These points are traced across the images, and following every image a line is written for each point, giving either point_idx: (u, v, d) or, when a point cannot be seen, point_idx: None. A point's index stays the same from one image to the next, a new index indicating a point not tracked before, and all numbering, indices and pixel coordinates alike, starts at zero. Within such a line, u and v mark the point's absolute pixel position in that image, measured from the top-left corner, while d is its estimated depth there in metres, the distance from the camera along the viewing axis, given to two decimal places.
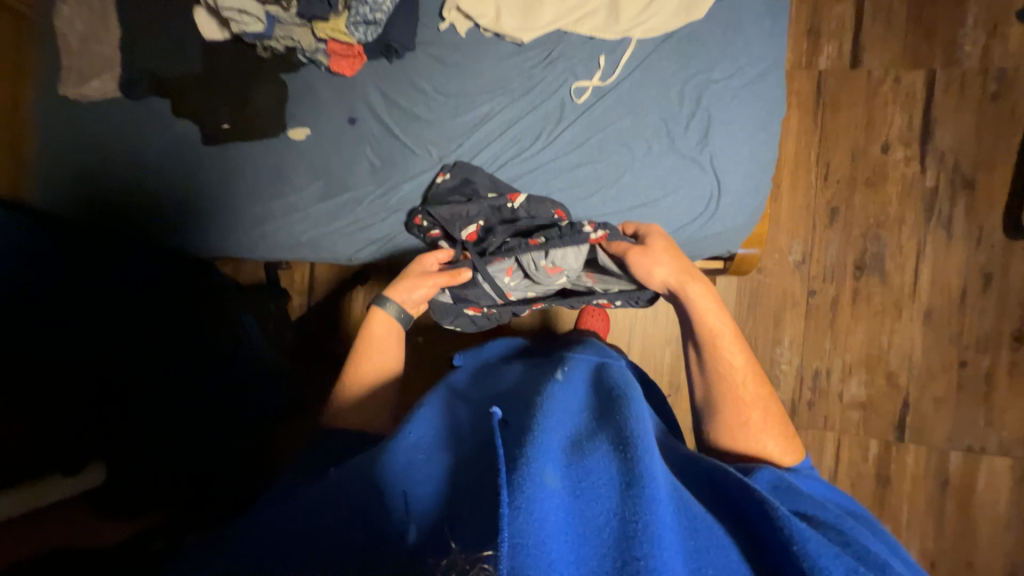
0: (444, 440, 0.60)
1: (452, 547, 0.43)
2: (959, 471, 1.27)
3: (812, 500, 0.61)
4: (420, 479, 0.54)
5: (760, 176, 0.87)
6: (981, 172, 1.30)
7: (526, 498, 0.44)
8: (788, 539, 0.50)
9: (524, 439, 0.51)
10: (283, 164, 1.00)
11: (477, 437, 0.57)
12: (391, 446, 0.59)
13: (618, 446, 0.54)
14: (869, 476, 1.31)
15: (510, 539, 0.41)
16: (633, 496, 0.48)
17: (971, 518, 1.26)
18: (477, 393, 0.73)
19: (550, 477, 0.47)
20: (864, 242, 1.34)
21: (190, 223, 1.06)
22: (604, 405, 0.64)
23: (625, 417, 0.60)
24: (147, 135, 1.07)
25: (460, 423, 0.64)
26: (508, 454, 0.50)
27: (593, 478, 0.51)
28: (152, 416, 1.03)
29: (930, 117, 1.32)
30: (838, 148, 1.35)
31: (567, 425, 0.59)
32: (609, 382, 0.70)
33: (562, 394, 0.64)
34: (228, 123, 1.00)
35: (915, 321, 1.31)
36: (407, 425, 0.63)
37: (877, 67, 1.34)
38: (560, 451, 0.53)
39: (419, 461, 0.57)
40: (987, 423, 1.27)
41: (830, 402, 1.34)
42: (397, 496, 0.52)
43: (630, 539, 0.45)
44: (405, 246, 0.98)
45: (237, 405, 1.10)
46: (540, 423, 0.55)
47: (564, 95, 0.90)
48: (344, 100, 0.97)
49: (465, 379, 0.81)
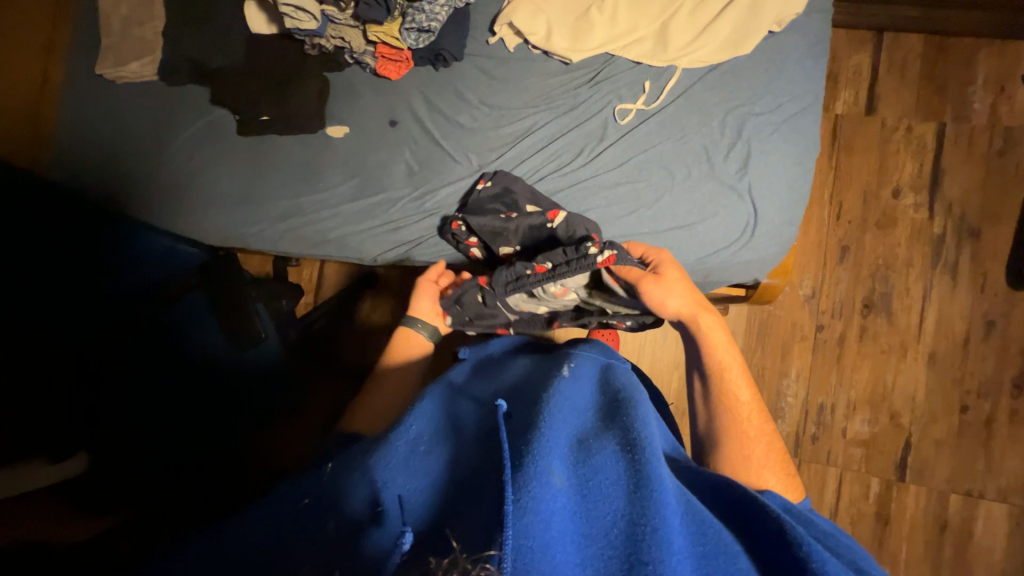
0: (449, 433, 0.57)
1: (452, 547, 0.41)
2: (958, 515, 1.28)
3: (813, 521, 0.60)
4: (421, 474, 0.52)
5: (795, 208, 0.89)
6: (986, 223, 1.35)
7: (532, 497, 0.43)
8: (793, 544, 0.48)
9: (530, 436, 0.51)
10: (319, 160, 1.01)
11: (476, 425, 0.55)
12: (390, 438, 0.56)
13: (626, 447, 0.54)
14: (870, 515, 1.31)
15: (515, 540, 0.39)
16: (641, 498, 0.47)
17: (969, 564, 1.26)
18: (479, 385, 0.71)
19: (556, 476, 0.47)
20: (872, 281, 1.37)
21: (214, 210, 1.05)
22: (610, 405, 0.63)
23: (632, 419, 0.59)
24: (178, 121, 1.07)
25: (463, 413, 0.61)
26: (513, 448, 0.50)
27: (599, 478, 0.50)
28: (147, 411, 1.01)
29: (939, 166, 1.37)
30: (851, 189, 1.40)
31: (573, 423, 0.58)
32: (614, 383, 0.70)
33: (569, 391, 0.63)
34: (267, 115, 1.01)
35: (919, 362, 1.33)
36: (409, 415, 0.61)
37: (891, 115, 1.40)
38: (566, 449, 0.52)
39: (419, 454, 0.55)
40: (986, 468, 1.28)
41: (834, 437, 1.34)
42: (393, 493, 0.50)
43: (637, 542, 0.44)
44: (428, 249, 0.99)
45: (226, 399, 1.06)
46: (546, 419, 0.54)
47: (607, 115, 0.93)
48: (388, 102, 0.99)
49: (465, 371, 0.77)
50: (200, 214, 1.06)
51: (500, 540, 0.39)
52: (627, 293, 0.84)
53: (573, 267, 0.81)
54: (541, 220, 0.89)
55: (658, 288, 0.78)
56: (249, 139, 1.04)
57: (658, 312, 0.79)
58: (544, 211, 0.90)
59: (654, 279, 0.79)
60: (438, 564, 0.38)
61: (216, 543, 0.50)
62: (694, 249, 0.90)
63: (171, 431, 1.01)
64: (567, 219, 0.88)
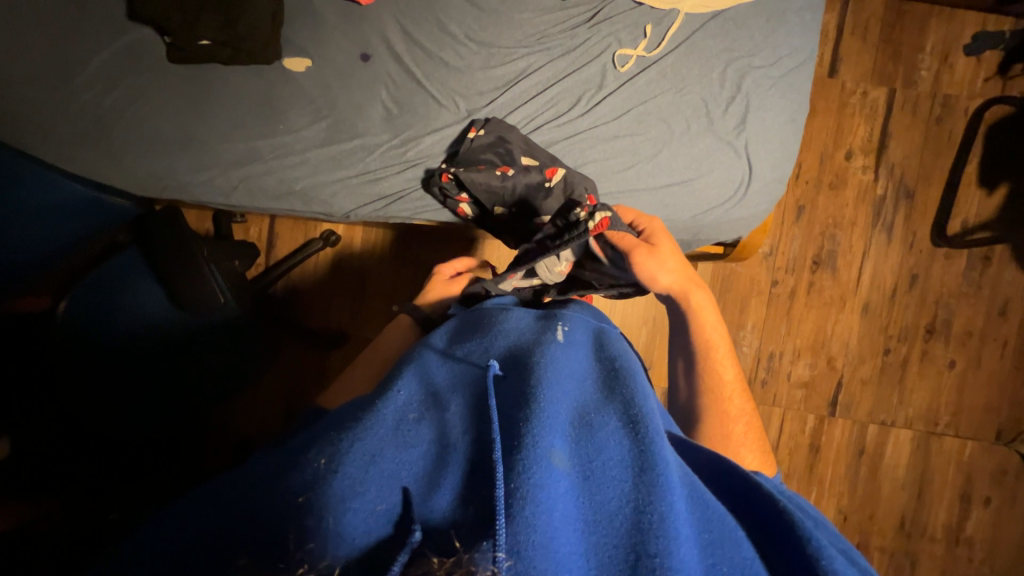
0: (435, 399, 0.54)
1: (453, 546, 0.39)
2: (873, 441, 1.49)
3: (804, 504, 0.57)
4: (413, 447, 0.47)
5: (784, 166, 0.93)
6: (920, 185, 1.48)
7: (531, 486, 0.41)
8: (799, 537, 0.46)
9: (527, 414, 0.48)
10: (277, 98, 0.89)
11: (472, 398, 0.53)
12: (376, 406, 0.51)
13: (628, 424, 0.51)
14: (805, 446, 1.49)
15: (512, 537, 0.38)
16: (647, 482, 0.45)
17: (879, 480, 1.48)
18: (468, 342, 0.66)
19: (556, 458, 0.45)
20: (822, 239, 1.48)
21: (149, 152, 0.91)
22: (608, 374, 0.61)
23: (631, 392, 0.57)
24: (87, 45, 0.88)
25: (456, 380, 0.57)
26: (505, 428, 0.48)
27: (602, 458, 0.47)
28: (98, 389, 0.94)
29: (887, 131, 1.47)
30: (809, 151, 1.47)
31: (572, 394, 0.55)
32: (609, 349, 0.67)
33: (565, 358, 0.60)
34: (208, 39, 0.85)
35: (854, 312, 1.49)
36: (396, 382, 0.55)
37: (850, 79, 1.46)
38: (565, 426, 0.49)
39: (409, 422, 0.50)
40: (898, 400, 1.49)
41: (780, 381, 1.49)
42: (382, 470, 0.44)
43: (644, 532, 0.41)
44: (409, 204, 0.93)
45: (182, 378, 0.99)
46: (543, 394, 0.51)
47: (606, 60, 0.90)
48: (360, 32, 0.89)
49: (449, 330, 0.71)
50: (132, 160, 0.91)
51: (493, 535, 0.38)
52: (614, 266, 0.83)
53: (570, 238, 0.78)
54: (540, 180, 0.88)
55: (651, 260, 0.77)
56: (182, 69, 0.89)
57: (649, 286, 0.78)
58: (541, 168, 0.88)
59: (648, 252, 0.78)
60: (440, 563, 0.36)
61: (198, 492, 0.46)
62: (690, 206, 0.92)
63: (122, 409, 0.95)
64: (566, 176, 0.87)
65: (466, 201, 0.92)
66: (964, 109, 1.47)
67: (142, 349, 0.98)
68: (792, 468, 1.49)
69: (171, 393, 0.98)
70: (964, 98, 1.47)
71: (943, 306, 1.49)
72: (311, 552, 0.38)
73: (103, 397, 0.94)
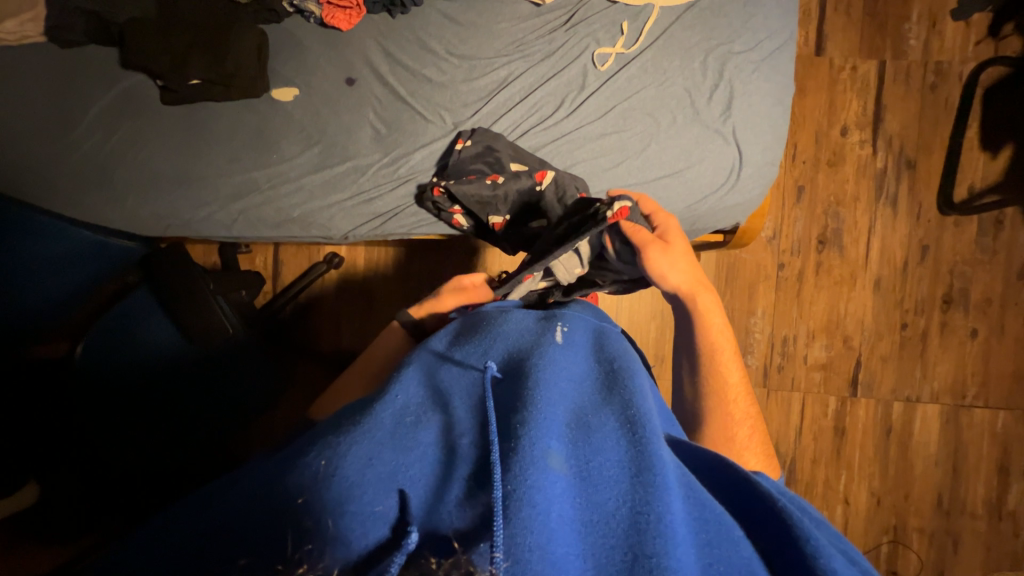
0: (434, 400, 0.54)
1: (453, 548, 0.39)
2: (900, 418, 1.45)
3: (806, 504, 0.55)
4: (412, 450, 0.47)
5: (775, 149, 0.92)
6: (921, 154, 1.45)
7: (528, 489, 0.41)
8: (799, 538, 0.45)
9: (525, 415, 0.48)
10: (269, 129, 0.91)
11: (470, 401, 0.53)
12: (374, 409, 0.51)
13: (626, 423, 0.51)
14: (829, 429, 1.45)
15: (509, 539, 0.38)
16: (644, 482, 0.44)
17: (910, 460, 1.44)
18: (467, 343, 0.65)
19: (554, 460, 0.45)
20: (825, 217, 1.46)
21: (150, 193, 0.93)
22: (606, 374, 0.61)
23: (630, 391, 0.56)
24: (84, 96, 0.91)
25: (454, 383, 0.57)
26: (502, 431, 0.48)
27: (600, 459, 0.47)
28: (120, 415, 0.97)
29: (881, 103, 1.45)
30: (804, 130, 1.46)
31: (570, 395, 0.55)
32: (607, 349, 0.67)
33: (563, 359, 0.60)
34: (198, 78, 0.86)
35: (867, 289, 1.46)
36: (394, 385, 0.55)
37: (838, 55, 1.45)
38: (564, 428, 0.49)
39: (407, 425, 0.49)
40: (922, 375, 1.45)
41: (797, 364, 1.46)
42: (379, 473, 0.44)
43: (642, 532, 0.41)
44: (406, 220, 0.95)
45: (187, 408, 1.00)
46: (541, 396, 0.51)
47: (586, 61, 0.91)
48: (343, 57, 0.91)
49: (447, 334, 0.71)
50: (134, 202, 0.94)
51: (492, 538, 0.38)
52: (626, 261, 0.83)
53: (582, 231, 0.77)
54: (533, 183, 0.89)
55: (664, 258, 0.76)
56: (177, 109, 0.92)
57: (658, 284, 0.78)
58: (531, 172, 0.89)
59: (663, 249, 0.77)
60: (439, 564, 0.37)
61: (202, 500, 0.48)
62: (683, 196, 0.91)
63: (140, 440, 0.97)
64: (556, 178, 0.88)
65: (462, 215, 0.93)
66: (958, 73, 1.45)
67: (143, 379, 0.99)
68: (818, 453, 1.45)
69: (188, 421, 0.99)
70: (957, 63, 1.45)
71: (957, 275, 1.45)
72: (309, 552, 0.38)
73: (125, 423, 0.97)
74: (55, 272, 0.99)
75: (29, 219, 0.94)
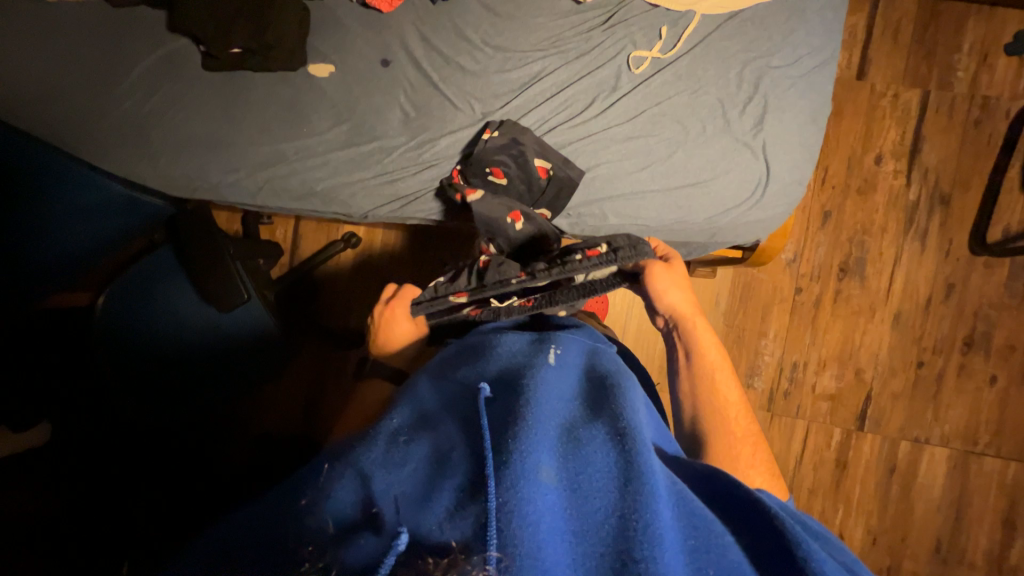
0: (424, 423, 0.53)
1: (452, 548, 0.39)
2: (906, 457, 1.41)
3: (812, 522, 0.57)
4: (405, 465, 0.47)
5: (805, 168, 0.91)
6: (957, 190, 1.41)
7: (520, 499, 0.41)
8: (790, 541, 0.45)
9: (516, 429, 0.47)
10: (302, 103, 0.93)
11: (462, 418, 0.52)
12: (369, 433, 0.51)
13: (615, 437, 0.51)
14: (830, 462, 1.43)
15: (502, 547, 0.38)
16: (632, 491, 0.45)
17: (911, 501, 1.40)
18: (462, 367, 0.66)
19: (544, 472, 0.44)
20: (849, 245, 1.43)
21: (183, 155, 0.96)
22: (598, 390, 0.60)
23: (620, 406, 0.56)
24: (130, 56, 0.94)
25: (446, 405, 0.56)
26: (495, 442, 0.47)
27: (589, 471, 0.47)
28: (135, 388, 1.00)
29: (920, 135, 1.41)
30: (836, 155, 1.42)
31: (561, 412, 0.54)
32: (601, 370, 0.67)
33: (556, 378, 0.59)
34: (239, 46, 0.89)
35: (885, 323, 1.42)
36: (389, 411, 0.56)
37: (880, 81, 1.41)
38: (554, 441, 0.48)
39: (400, 443, 0.49)
40: (933, 417, 1.41)
41: (803, 392, 1.44)
42: (375, 487, 0.45)
43: (630, 539, 0.41)
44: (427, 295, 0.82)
45: (199, 380, 1.03)
46: (532, 410, 0.50)
47: (621, 63, 0.91)
48: (380, 39, 0.92)
49: (449, 353, 0.73)
50: (166, 162, 0.97)
51: (486, 547, 0.38)
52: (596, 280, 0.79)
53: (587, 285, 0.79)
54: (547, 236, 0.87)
55: (664, 274, 0.81)
56: (215, 76, 0.94)
57: (654, 300, 0.81)
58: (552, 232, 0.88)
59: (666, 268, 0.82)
60: (435, 564, 0.37)
61: None
62: (706, 207, 0.91)
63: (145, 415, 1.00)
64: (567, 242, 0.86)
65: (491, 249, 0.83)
66: (1005, 110, 1.40)
67: (156, 347, 1.02)
68: (816, 484, 1.42)
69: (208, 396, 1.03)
70: (1004, 99, 1.40)
71: (982, 317, 1.41)
72: (312, 554, 0.40)
73: (149, 387, 1.01)
74: (83, 227, 1.01)
75: (62, 166, 0.97)
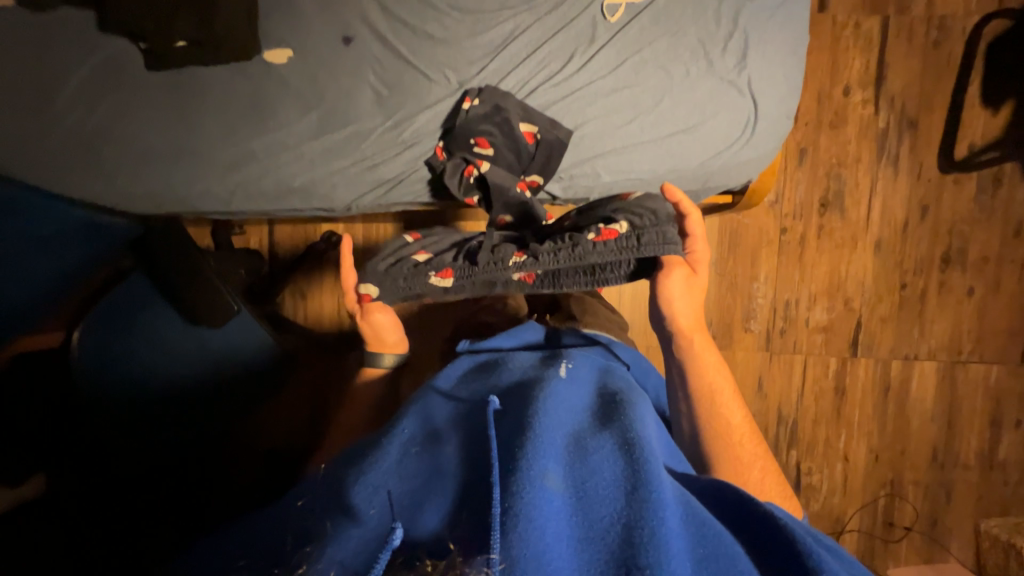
0: (433, 436, 0.55)
1: (448, 549, 0.41)
2: (898, 376, 1.48)
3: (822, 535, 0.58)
4: (414, 478, 0.50)
5: (790, 101, 0.91)
6: (922, 113, 1.44)
7: (524, 503, 0.42)
8: (800, 551, 0.47)
9: (524, 437, 0.49)
10: (264, 95, 0.87)
11: (469, 433, 0.53)
12: (381, 443, 0.54)
13: (624, 447, 0.53)
14: (830, 390, 1.48)
15: (505, 547, 0.39)
16: (639, 498, 0.46)
17: (907, 415, 1.48)
18: (473, 382, 0.67)
19: (550, 478, 0.45)
20: (827, 180, 1.45)
21: (143, 168, 0.90)
22: (607, 406, 0.63)
23: (629, 420, 0.59)
24: (59, 66, 0.85)
25: (452, 421, 0.57)
26: (504, 453, 0.48)
27: (596, 478, 0.49)
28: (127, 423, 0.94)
29: (884, 61, 1.43)
30: (807, 91, 1.43)
31: (569, 423, 0.56)
32: (611, 384, 0.70)
33: (566, 392, 0.62)
34: (185, 40, 0.82)
35: (867, 251, 1.47)
36: (401, 421, 0.58)
37: (841, 11, 1.41)
38: (560, 449, 0.50)
39: (414, 453, 0.53)
40: (919, 335, 1.48)
41: (798, 327, 1.48)
42: (385, 494, 0.48)
43: (634, 546, 0.42)
44: (396, 286, 0.82)
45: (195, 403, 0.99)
46: (541, 420, 0.52)
47: (596, 12, 0.87)
48: (337, 14, 0.85)
49: (462, 368, 0.72)
50: (125, 177, 0.90)
51: (490, 548, 0.39)
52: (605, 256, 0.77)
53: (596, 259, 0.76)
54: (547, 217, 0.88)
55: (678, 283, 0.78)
56: (162, 76, 0.86)
57: (662, 309, 0.79)
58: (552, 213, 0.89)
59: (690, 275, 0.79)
60: (433, 566, 0.39)
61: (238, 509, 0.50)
62: (697, 153, 0.90)
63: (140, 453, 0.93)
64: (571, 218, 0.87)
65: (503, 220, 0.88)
66: (962, 29, 1.43)
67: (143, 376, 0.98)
68: (819, 412, 1.49)
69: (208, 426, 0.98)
70: (960, 18, 1.42)
71: (956, 234, 1.47)
72: (307, 555, 0.44)
73: (144, 417, 0.96)
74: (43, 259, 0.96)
75: (14, 193, 0.91)
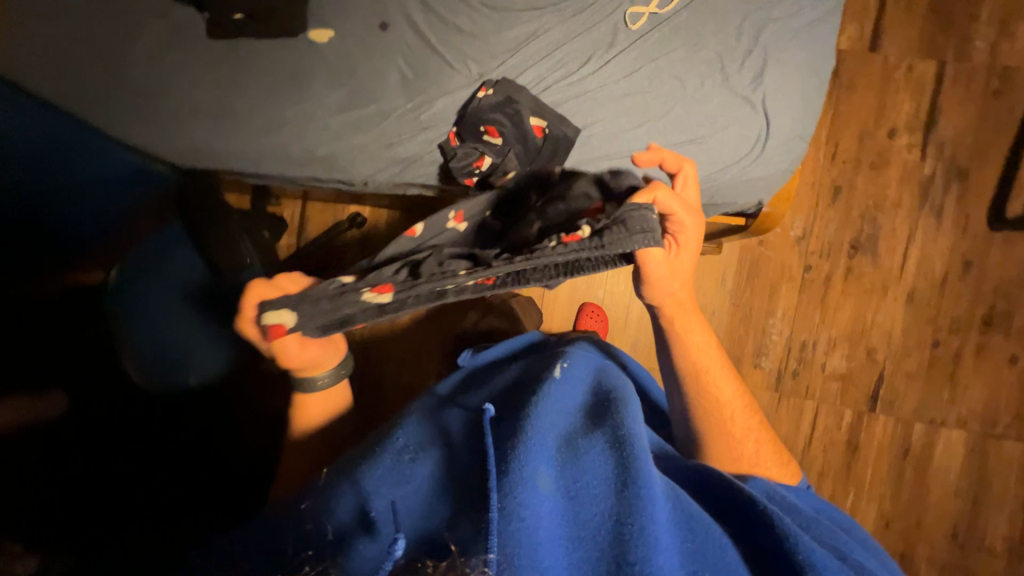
0: (434, 437, 0.53)
1: (450, 551, 0.39)
2: (920, 440, 1.37)
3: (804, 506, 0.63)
4: (407, 482, 0.47)
5: (806, 122, 0.89)
6: (975, 164, 1.37)
7: (517, 503, 0.41)
8: (783, 536, 0.49)
9: (516, 440, 0.46)
10: (303, 68, 0.95)
11: (466, 428, 0.52)
12: (375, 450, 0.52)
13: (614, 444, 0.51)
14: (841, 444, 1.39)
15: (501, 550, 0.38)
16: (629, 495, 0.46)
17: (926, 483, 1.36)
18: (470, 395, 0.65)
19: (542, 480, 0.44)
20: (861, 223, 1.39)
21: (189, 124, 0.98)
22: (601, 403, 0.60)
23: (621, 415, 0.56)
24: (137, 29, 0.97)
25: (449, 419, 0.56)
26: (497, 447, 0.46)
27: (588, 478, 0.47)
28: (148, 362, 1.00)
29: (936, 107, 1.37)
30: (848, 130, 1.39)
31: (561, 423, 0.53)
32: (605, 382, 0.67)
33: (560, 391, 0.59)
34: (242, 13, 0.93)
35: (898, 301, 1.38)
36: (396, 430, 0.56)
37: (893, 52, 1.37)
38: (554, 450, 0.48)
39: (405, 460, 0.50)
40: (949, 399, 1.37)
41: (813, 372, 1.40)
42: (380, 502, 0.45)
43: (624, 541, 0.43)
44: (314, 309, 0.59)
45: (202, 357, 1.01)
46: (534, 423, 0.50)
47: (617, 20, 0.90)
48: (378, 3, 0.93)
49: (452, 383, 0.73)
50: (171, 129, 0.99)
51: (486, 546, 0.37)
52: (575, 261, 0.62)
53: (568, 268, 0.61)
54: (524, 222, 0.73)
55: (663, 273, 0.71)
56: (218, 45, 0.96)
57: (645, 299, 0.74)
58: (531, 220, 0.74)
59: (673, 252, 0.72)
60: (434, 566, 0.37)
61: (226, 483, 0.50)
62: (704, 163, 0.89)
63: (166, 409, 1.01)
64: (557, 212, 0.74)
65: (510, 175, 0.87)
66: None
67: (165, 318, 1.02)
68: (826, 466, 1.39)
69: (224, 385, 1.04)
70: None
71: (1002, 296, 1.36)
72: (308, 560, 0.41)
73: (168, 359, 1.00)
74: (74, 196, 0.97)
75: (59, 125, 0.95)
